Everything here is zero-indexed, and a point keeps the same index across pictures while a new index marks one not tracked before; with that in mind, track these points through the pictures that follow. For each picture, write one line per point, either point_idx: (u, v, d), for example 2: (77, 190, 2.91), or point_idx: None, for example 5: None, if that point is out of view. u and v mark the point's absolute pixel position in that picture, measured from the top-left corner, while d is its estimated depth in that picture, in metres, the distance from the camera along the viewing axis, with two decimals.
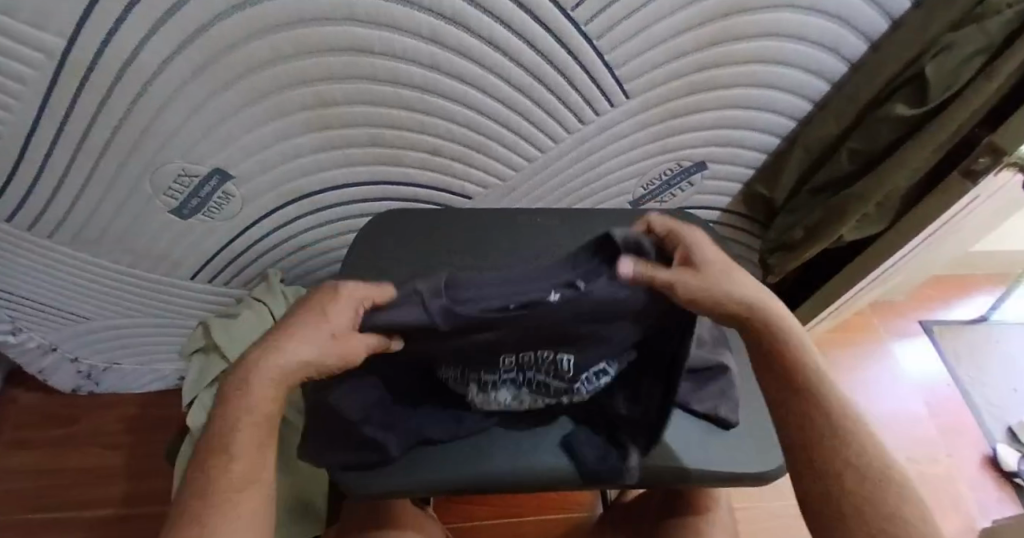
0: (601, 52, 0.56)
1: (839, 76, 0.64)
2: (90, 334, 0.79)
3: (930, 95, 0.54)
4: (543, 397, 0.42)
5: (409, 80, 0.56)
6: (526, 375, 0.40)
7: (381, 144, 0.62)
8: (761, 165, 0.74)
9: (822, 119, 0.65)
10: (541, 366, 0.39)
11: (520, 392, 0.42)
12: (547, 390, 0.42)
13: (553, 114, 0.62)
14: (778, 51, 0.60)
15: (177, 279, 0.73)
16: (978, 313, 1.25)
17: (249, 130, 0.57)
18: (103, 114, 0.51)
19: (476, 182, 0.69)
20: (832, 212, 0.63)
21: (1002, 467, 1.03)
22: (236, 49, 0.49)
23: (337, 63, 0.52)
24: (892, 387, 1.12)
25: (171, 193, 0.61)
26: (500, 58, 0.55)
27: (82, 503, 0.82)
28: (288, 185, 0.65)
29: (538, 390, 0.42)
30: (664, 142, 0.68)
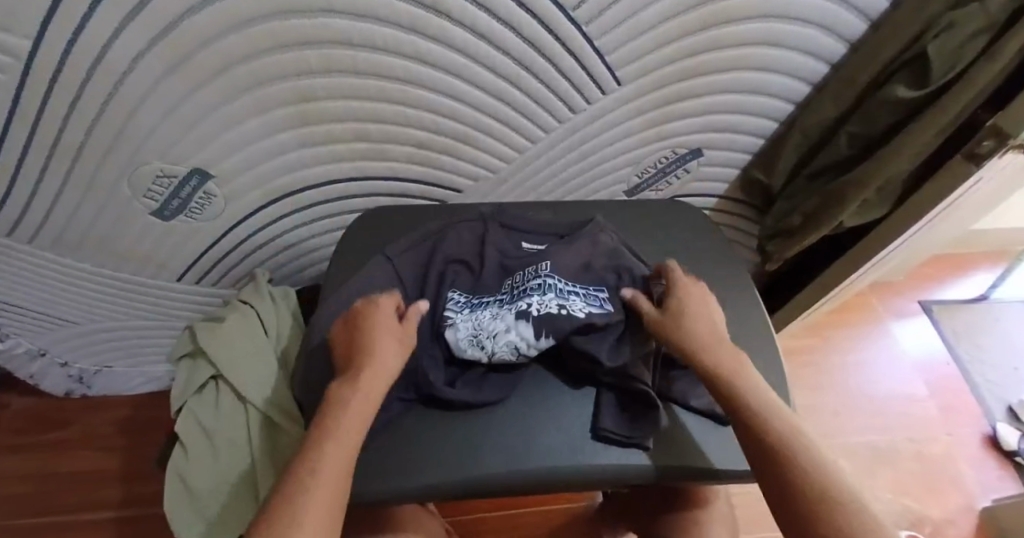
0: (591, 38, 0.54)
1: (837, 57, 0.62)
2: (78, 338, 0.77)
3: (933, 75, 0.52)
4: (518, 300, 0.47)
5: (391, 72, 0.53)
6: (511, 286, 0.49)
7: (367, 139, 0.60)
8: (758, 150, 0.72)
9: (820, 102, 0.63)
10: (528, 272, 0.49)
11: (501, 305, 0.47)
12: (522, 292, 0.47)
13: (543, 104, 0.60)
14: (774, 33, 0.58)
15: (164, 281, 0.72)
16: (978, 292, 1.25)
17: (228, 129, 0.55)
18: (75, 116, 0.49)
19: (466, 176, 0.67)
20: (831, 197, 0.62)
21: (1003, 446, 1.03)
22: (208, 45, 0.47)
23: (314, 56, 0.50)
24: (892, 369, 1.12)
25: (152, 194, 0.59)
26: (485, 47, 0.53)
27: (78, 507, 0.81)
28: (271, 184, 0.63)
29: (516, 298, 0.47)
30: (658, 129, 0.66)
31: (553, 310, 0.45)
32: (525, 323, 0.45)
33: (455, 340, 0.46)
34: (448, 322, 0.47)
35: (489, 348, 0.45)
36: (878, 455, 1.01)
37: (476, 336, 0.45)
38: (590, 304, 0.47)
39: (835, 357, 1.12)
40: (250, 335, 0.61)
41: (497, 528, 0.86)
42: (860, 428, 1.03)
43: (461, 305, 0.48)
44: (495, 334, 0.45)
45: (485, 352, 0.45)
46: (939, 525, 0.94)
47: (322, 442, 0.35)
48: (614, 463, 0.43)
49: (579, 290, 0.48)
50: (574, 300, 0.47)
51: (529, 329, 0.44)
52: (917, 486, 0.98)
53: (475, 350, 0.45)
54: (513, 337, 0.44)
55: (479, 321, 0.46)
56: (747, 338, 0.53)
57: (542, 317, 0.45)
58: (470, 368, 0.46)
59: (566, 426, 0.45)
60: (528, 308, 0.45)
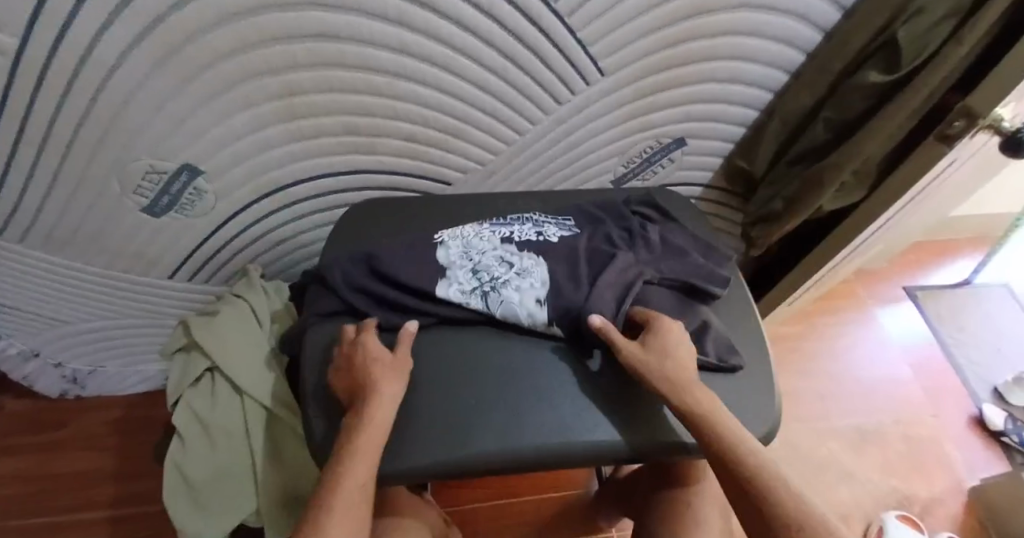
0: (573, 30, 0.55)
1: (814, 46, 0.64)
2: (71, 337, 0.78)
3: (904, 60, 0.53)
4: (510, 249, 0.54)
5: (379, 65, 0.54)
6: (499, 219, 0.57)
7: (354, 133, 0.61)
8: (739, 139, 0.73)
9: (798, 89, 0.64)
10: None
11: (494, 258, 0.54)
12: None
13: (529, 95, 0.61)
14: (751, 23, 0.60)
15: (156, 278, 0.72)
16: (960, 277, 1.27)
17: (215, 124, 0.56)
18: (64, 112, 0.50)
19: (455, 168, 0.68)
20: (810, 182, 0.63)
21: (989, 426, 1.05)
22: (196, 40, 0.47)
23: (302, 50, 0.51)
24: (879, 353, 1.14)
25: (142, 190, 0.60)
26: (469, 37, 0.54)
27: (74, 508, 0.81)
28: (261, 179, 0.64)
29: None
30: (641, 119, 0.67)
31: (531, 237, 0.54)
32: (511, 249, 0.52)
33: (443, 258, 0.51)
34: (439, 240, 0.53)
35: (473, 272, 0.50)
36: (866, 437, 1.02)
37: (464, 256, 0.52)
38: (563, 230, 0.55)
39: (822, 344, 1.14)
40: (244, 327, 0.61)
41: (494, 519, 0.87)
42: (847, 411, 1.05)
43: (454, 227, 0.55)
44: (483, 257, 0.52)
45: (469, 274, 0.50)
46: (927, 504, 0.96)
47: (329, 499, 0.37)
48: (602, 440, 0.43)
49: (552, 220, 0.57)
50: (553, 235, 0.54)
51: (515, 251, 0.52)
52: (903, 466, 1.00)
53: (461, 271, 0.51)
54: (502, 260, 0.51)
55: (468, 244, 0.53)
56: (732, 321, 0.54)
57: (524, 245, 0.53)
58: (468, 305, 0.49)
59: (556, 407, 0.45)
60: (510, 235, 0.54)
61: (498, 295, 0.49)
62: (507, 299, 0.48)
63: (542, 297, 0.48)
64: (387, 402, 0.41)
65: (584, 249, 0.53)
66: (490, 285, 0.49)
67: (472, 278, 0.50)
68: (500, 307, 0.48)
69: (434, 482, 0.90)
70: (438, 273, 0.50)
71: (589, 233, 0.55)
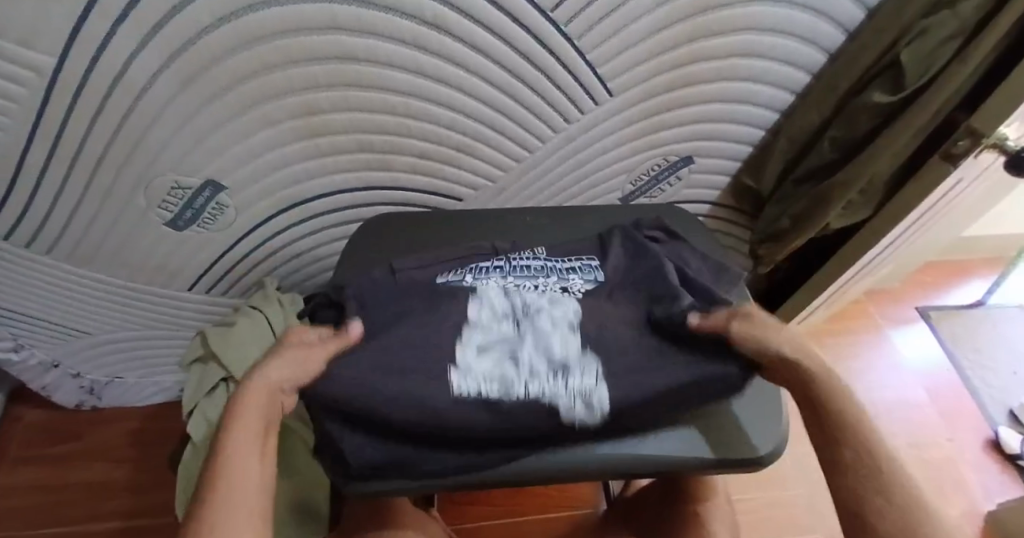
0: (582, 51, 0.57)
1: (819, 67, 0.65)
2: (91, 349, 0.80)
3: (908, 80, 0.55)
4: (524, 277, 0.54)
5: (395, 85, 0.57)
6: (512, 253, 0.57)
7: (369, 149, 0.63)
8: (747, 158, 0.74)
9: (806, 108, 0.65)
10: (545, 280, 0.53)
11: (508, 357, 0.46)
12: (529, 274, 0.54)
13: (539, 114, 0.63)
14: (756, 45, 0.61)
15: (175, 291, 0.74)
16: (974, 298, 1.26)
17: (238, 141, 0.58)
18: (95, 129, 0.52)
19: (467, 185, 0.70)
20: (816, 200, 0.64)
21: (1005, 450, 1.03)
22: (223, 61, 0.50)
23: (322, 71, 0.53)
24: (891, 374, 1.13)
25: (166, 204, 0.62)
26: (482, 60, 0.56)
27: (86, 518, 0.82)
28: (281, 194, 0.66)
29: (522, 275, 0.54)
30: (648, 138, 0.69)
31: (555, 292, 0.52)
32: (526, 327, 0.48)
33: (462, 350, 0.46)
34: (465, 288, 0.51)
35: (498, 314, 0.49)
36: None
37: (488, 342, 0.47)
38: (587, 280, 0.53)
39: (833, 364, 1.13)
40: (258, 339, 0.62)
41: (499, 537, 0.86)
42: None
43: (469, 278, 0.53)
44: (495, 299, 0.50)
45: (493, 315, 0.49)
46: None
47: (209, 497, 0.36)
48: (615, 455, 0.43)
49: (575, 266, 0.55)
50: (564, 310, 0.49)
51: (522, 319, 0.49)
52: None
53: (488, 314, 0.49)
54: (510, 298, 0.51)
55: (483, 294, 0.51)
56: None
57: (547, 295, 0.51)
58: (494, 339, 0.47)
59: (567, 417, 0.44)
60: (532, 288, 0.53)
61: (526, 379, 0.44)
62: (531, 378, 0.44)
63: (570, 371, 0.44)
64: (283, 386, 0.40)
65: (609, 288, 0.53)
66: (515, 372, 0.44)
67: (497, 364, 0.45)
68: (535, 388, 0.43)
69: (441, 499, 0.90)
70: (467, 325, 0.48)
71: (611, 265, 0.55)
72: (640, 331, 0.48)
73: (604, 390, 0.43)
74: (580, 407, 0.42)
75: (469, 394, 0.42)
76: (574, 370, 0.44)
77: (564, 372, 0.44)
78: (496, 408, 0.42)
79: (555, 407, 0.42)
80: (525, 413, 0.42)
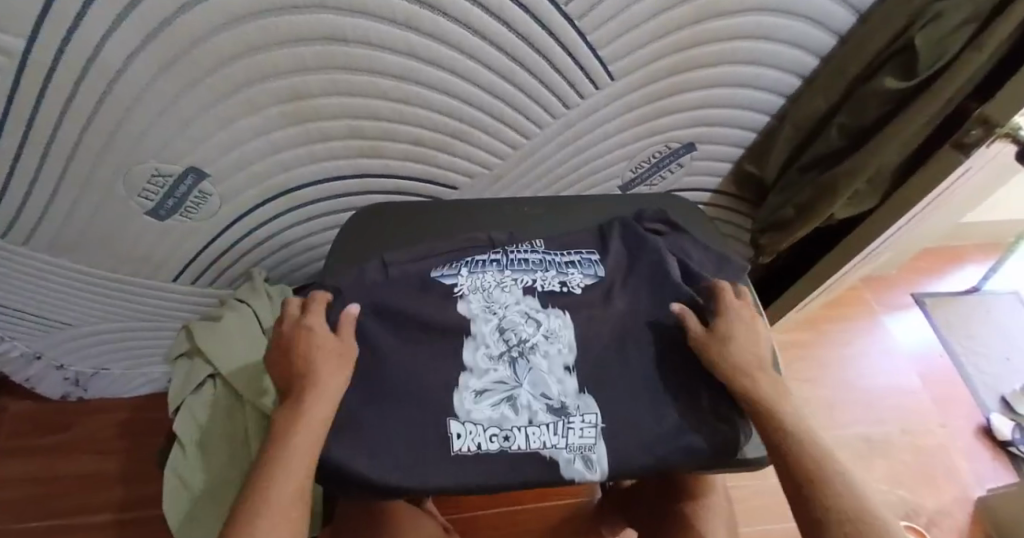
0: (583, 33, 0.55)
1: (827, 51, 0.63)
2: (75, 340, 0.77)
3: (920, 67, 0.52)
4: (523, 272, 0.54)
5: (387, 68, 0.54)
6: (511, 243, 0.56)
7: (359, 136, 0.60)
8: (750, 144, 0.72)
9: (811, 93, 0.63)
10: (544, 274, 0.53)
11: (506, 399, 0.46)
12: (528, 267, 0.54)
13: (537, 99, 0.61)
14: (765, 28, 0.59)
15: (160, 282, 0.72)
16: (969, 284, 1.26)
17: (222, 127, 0.55)
18: (69, 114, 0.49)
19: (462, 172, 0.67)
20: (821, 190, 0.62)
21: (997, 437, 1.04)
22: (203, 42, 0.47)
23: (308, 53, 0.51)
24: (886, 361, 1.13)
25: (147, 193, 0.59)
26: (478, 42, 0.53)
27: (75, 511, 0.80)
28: (267, 182, 0.63)
29: (521, 269, 0.54)
30: (650, 124, 0.66)
31: (555, 287, 0.52)
32: (523, 368, 0.48)
33: (460, 398, 0.45)
34: (458, 295, 0.51)
35: (494, 353, 0.48)
36: (873, 447, 1.01)
37: (484, 386, 0.46)
38: (587, 275, 0.54)
39: (828, 351, 1.13)
40: (247, 333, 0.60)
41: (494, 526, 0.86)
42: (854, 419, 1.04)
43: (465, 272, 0.53)
44: (489, 335, 0.49)
45: (490, 357, 0.48)
46: (933, 515, 0.94)
47: (274, 474, 0.36)
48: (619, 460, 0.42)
49: (575, 260, 0.55)
50: (561, 348, 0.48)
51: (524, 348, 0.49)
52: (911, 476, 0.98)
53: (490, 332, 0.49)
54: (504, 334, 0.49)
55: (476, 333, 0.49)
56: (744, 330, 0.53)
57: (547, 298, 0.52)
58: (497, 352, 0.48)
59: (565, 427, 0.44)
60: (533, 285, 0.53)
61: (525, 429, 0.44)
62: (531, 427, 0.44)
63: (570, 420, 0.44)
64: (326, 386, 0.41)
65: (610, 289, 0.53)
66: (514, 420, 0.45)
67: (494, 411, 0.45)
68: (535, 440, 0.44)
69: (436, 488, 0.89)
70: (462, 368, 0.47)
71: (611, 260, 0.55)
72: (643, 349, 0.49)
73: (604, 447, 0.43)
74: (580, 464, 0.43)
75: (467, 451, 0.43)
76: (573, 416, 0.45)
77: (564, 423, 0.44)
78: (495, 463, 0.43)
79: (555, 461, 0.43)
80: (525, 462, 0.43)
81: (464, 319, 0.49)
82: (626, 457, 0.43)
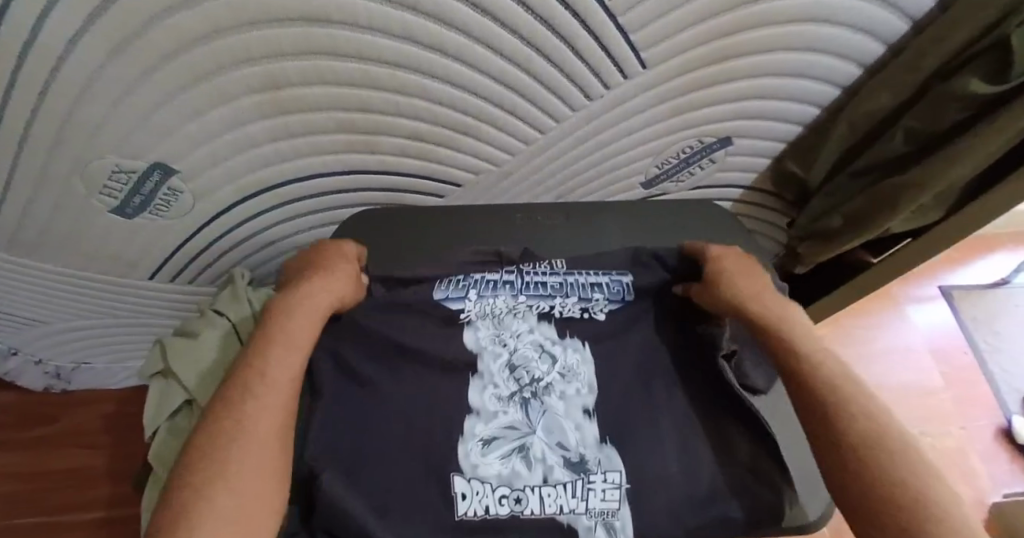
0: (614, 14, 0.46)
1: (898, 37, 0.54)
2: (49, 336, 0.72)
3: (1014, 70, 0.44)
4: (539, 295, 0.48)
5: (380, 54, 0.45)
6: (526, 263, 0.51)
7: (351, 130, 0.53)
8: (796, 139, 0.64)
9: (875, 86, 0.55)
10: (562, 295, 0.48)
11: (518, 450, 0.40)
12: (543, 289, 0.48)
13: (556, 89, 0.52)
14: (829, 7, 0.50)
15: (136, 280, 0.65)
16: (999, 276, 1.19)
17: (190, 119, 0.48)
18: (7, 107, 0.41)
19: (468, 169, 0.60)
20: (878, 202, 0.56)
21: (1016, 440, 1.00)
22: (157, 23, 0.38)
23: (285, 36, 0.42)
24: (907, 357, 1.08)
25: (109, 191, 0.52)
26: (489, 24, 0.45)
27: (64, 507, 0.78)
28: (247, 178, 0.56)
29: (537, 290, 0.48)
30: (683, 117, 0.58)
31: (575, 315, 0.47)
32: (536, 410, 0.42)
33: (464, 449, 0.40)
34: (465, 321, 0.46)
35: (503, 394, 0.42)
36: None
37: (493, 433, 0.40)
38: (612, 299, 0.48)
39: (848, 346, 1.07)
40: (227, 353, 0.55)
41: None
42: None
43: (473, 296, 0.47)
44: (498, 373, 0.43)
45: (498, 399, 0.42)
46: None
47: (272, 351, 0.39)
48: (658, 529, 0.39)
49: (600, 281, 0.49)
50: (580, 388, 0.43)
51: (537, 388, 0.43)
52: None
53: (500, 371, 0.43)
54: (515, 372, 0.43)
55: (483, 371, 0.43)
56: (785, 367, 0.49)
57: (566, 325, 0.46)
58: (507, 397, 0.42)
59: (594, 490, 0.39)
60: (551, 310, 0.47)
61: (539, 490, 0.39)
62: (545, 485, 0.39)
63: (590, 479, 0.39)
64: (332, 297, 0.44)
65: (635, 322, 0.47)
66: (526, 478, 0.39)
67: (504, 466, 0.39)
68: (550, 504, 0.38)
69: None
70: (468, 411, 0.41)
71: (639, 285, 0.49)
72: (670, 397, 0.44)
73: (628, 513, 0.38)
74: (601, 533, 0.38)
75: (474, 515, 0.38)
76: (595, 473, 0.39)
77: (583, 484, 0.39)
78: (507, 530, 0.38)
79: (573, 529, 0.38)
80: (537, 530, 0.38)
81: (471, 354, 0.44)
82: (658, 526, 0.38)
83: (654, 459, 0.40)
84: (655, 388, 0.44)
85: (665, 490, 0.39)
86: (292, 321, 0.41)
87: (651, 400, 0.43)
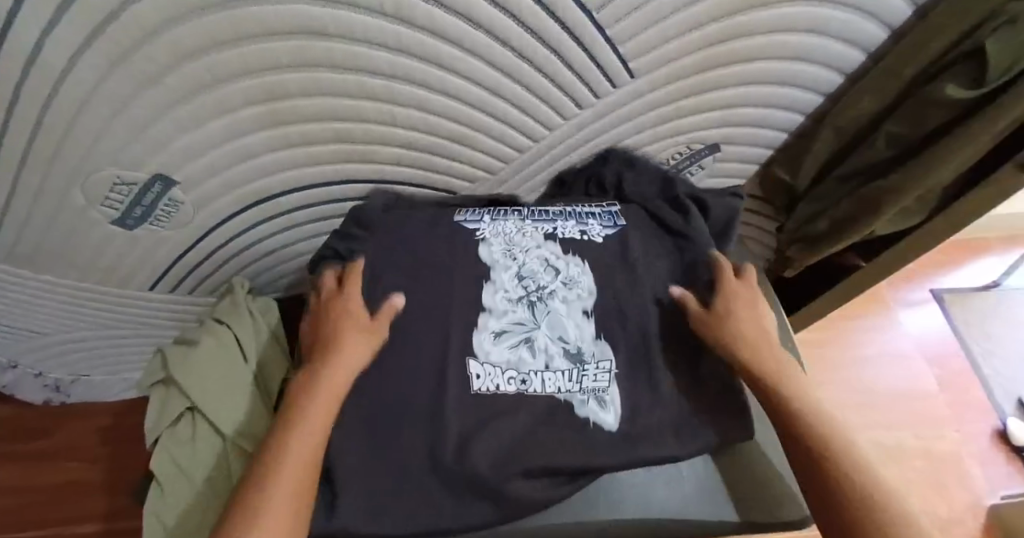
0: (602, 25, 0.47)
1: (880, 46, 0.56)
2: (46, 349, 0.72)
3: (990, 75, 0.46)
4: (544, 221, 0.56)
5: (377, 67, 0.47)
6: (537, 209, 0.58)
7: (349, 140, 0.54)
8: (784, 144, 0.66)
9: (860, 92, 0.57)
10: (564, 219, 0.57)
11: (523, 343, 0.50)
12: (546, 218, 0.57)
13: (546, 98, 0.54)
14: (810, 18, 0.51)
15: (136, 290, 0.66)
16: (989, 279, 1.21)
17: (189, 131, 0.49)
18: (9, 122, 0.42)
19: (460, 177, 0.61)
20: (863, 205, 0.57)
21: (1011, 441, 1.01)
22: (160, 36, 0.39)
23: (284, 49, 0.43)
24: (900, 360, 1.09)
25: (110, 202, 0.53)
26: (481, 36, 0.46)
27: (62, 521, 0.78)
28: (245, 188, 0.57)
29: (543, 218, 0.57)
30: (672, 124, 0.60)
31: (575, 235, 0.55)
32: (540, 311, 0.52)
33: (479, 338, 0.50)
34: (479, 239, 0.55)
35: (513, 297, 0.52)
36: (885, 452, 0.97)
37: (503, 327, 0.50)
38: (606, 225, 0.56)
39: (843, 350, 1.08)
40: (226, 360, 0.56)
41: None
42: (867, 423, 1.00)
43: (487, 220, 0.56)
44: (508, 281, 0.53)
45: (508, 300, 0.52)
46: (944, 524, 0.92)
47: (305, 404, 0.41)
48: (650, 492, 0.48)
49: (596, 212, 0.58)
50: (580, 293, 0.52)
51: (539, 291, 0.52)
52: (924, 484, 0.95)
53: (510, 279, 0.53)
54: (523, 281, 0.53)
55: (495, 279, 0.53)
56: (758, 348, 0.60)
57: (569, 244, 0.55)
58: (517, 305, 0.52)
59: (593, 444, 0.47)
60: (554, 231, 0.56)
61: (541, 374, 0.49)
62: (546, 375, 0.49)
63: (585, 368, 0.49)
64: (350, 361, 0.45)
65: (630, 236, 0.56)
66: (531, 364, 0.49)
67: (512, 352, 0.49)
68: (550, 385, 0.48)
69: None
70: (482, 309, 0.51)
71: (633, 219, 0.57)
72: (653, 296, 0.53)
73: (616, 390, 0.49)
74: (594, 404, 0.48)
75: (486, 391, 0.47)
76: (589, 363, 0.49)
77: (580, 370, 0.49)
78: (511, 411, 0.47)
79: (570, 403, 0.48)
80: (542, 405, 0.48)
81: (484, 264, 0.53)
82: (637, 400, 0.49)
83: (635, 354, 0.50)
84: (641, 302, 0.52)
85: (654, 426, 0.47)
86: (319, 386, 0.43)
87: (638, 301, 0.52)
